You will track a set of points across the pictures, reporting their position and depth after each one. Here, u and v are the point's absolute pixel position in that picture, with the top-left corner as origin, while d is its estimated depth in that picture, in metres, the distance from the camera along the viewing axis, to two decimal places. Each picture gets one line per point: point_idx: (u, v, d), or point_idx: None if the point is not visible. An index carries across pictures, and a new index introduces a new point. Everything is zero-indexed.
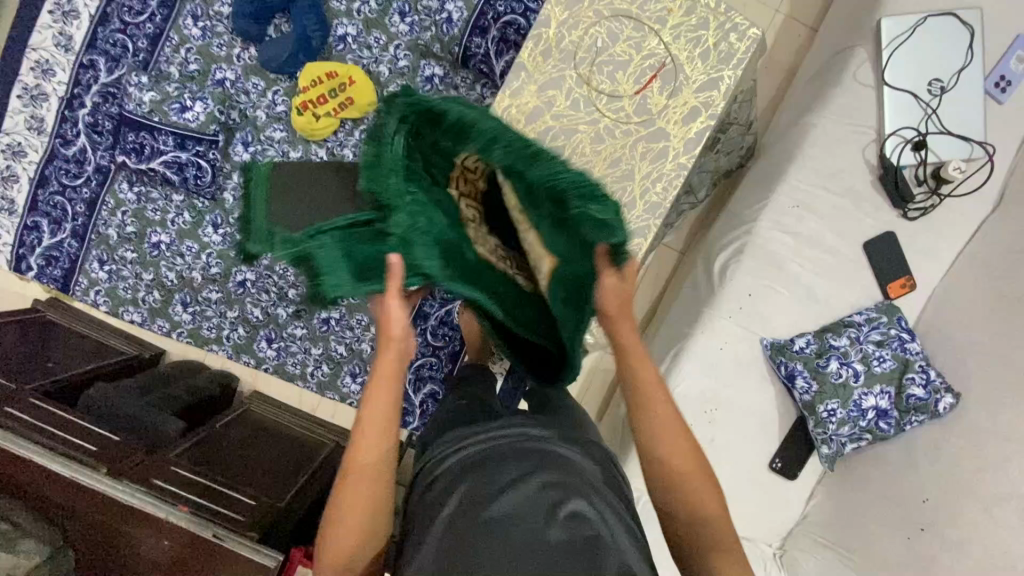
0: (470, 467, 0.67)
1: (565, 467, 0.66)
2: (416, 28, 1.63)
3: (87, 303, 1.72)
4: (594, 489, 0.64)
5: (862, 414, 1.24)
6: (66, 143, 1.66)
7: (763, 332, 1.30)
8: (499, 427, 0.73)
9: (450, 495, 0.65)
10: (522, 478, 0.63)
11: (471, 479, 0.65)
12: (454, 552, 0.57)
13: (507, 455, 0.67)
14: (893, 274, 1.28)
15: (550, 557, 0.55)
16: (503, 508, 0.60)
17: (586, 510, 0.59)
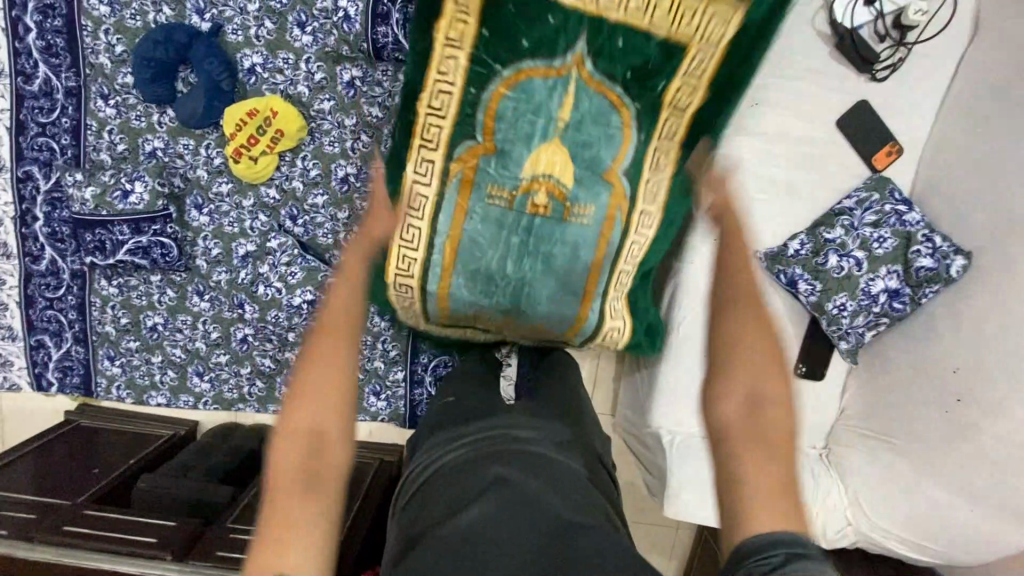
0: (457, 465, 0.85)
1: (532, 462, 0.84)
2: (320, 35, 1.54)
3: (112, 399, 1.78)
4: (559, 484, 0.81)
5: (874, 301, 1.16)
6: (35, 259, 1.67)
7: (751, 245, 1.23)
8: (484, 430, 0.91)
9: (436, 494, 0.80)
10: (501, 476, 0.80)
11: (458, 476, 0.82)
12: (440, 541, 0.70)
13: (487, 453, 0.85)
14: (876, 146, 1.19)
15: (525, 537, 0.70)
16: (481, 502, 0.75)
17: (552, 497, 0.77)
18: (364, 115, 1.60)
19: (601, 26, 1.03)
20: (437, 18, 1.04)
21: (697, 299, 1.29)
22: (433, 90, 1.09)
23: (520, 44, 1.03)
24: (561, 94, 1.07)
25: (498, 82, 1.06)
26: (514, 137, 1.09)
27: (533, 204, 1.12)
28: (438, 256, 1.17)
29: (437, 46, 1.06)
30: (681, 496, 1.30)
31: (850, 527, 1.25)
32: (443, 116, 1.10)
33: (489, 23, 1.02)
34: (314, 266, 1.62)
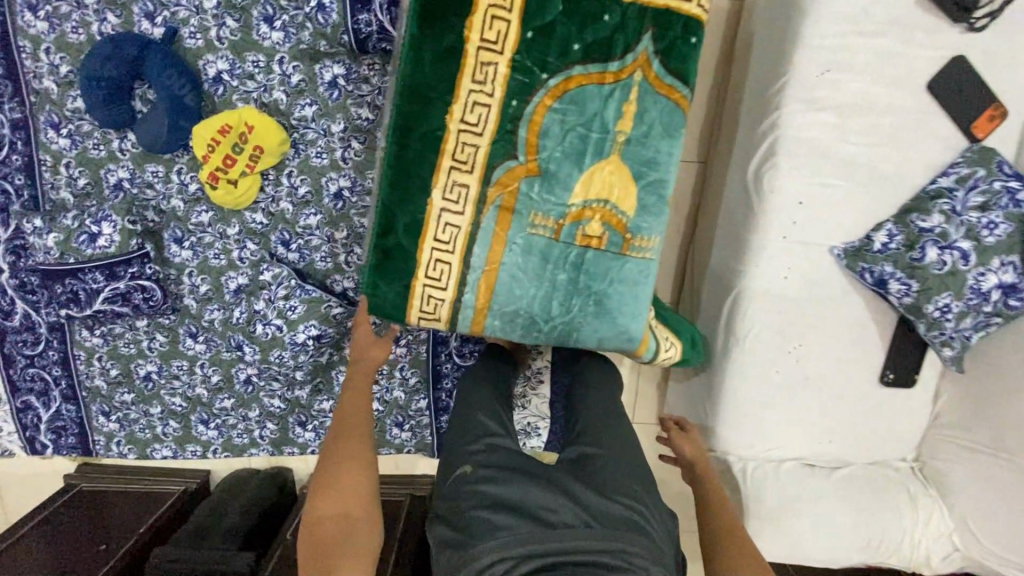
0: None
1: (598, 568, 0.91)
2: (292, 31, 1.32)
3: (114, 457, 1.63)
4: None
5: (984, 299, 0.97)
6: (6, 315, 1.49)
7: (830, 240, 1.05)
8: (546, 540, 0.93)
9: None
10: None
11: None
12: None
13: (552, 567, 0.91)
14: (978, 108, 0.98)
15: None
16: None
17: None
18: (353, 119, 1.39)
19: (660, 23, 0.97)
20: (472, 14, 0.95)
21: (768, 302, 1.09)
22: (465, 103, 0.99)
23: (570, 49, 0.97)
24: (618, 103, 1.00)
25: (543, 93, 0.99)
26: (562, 155, 1.01)
27: (584, 233, 1.03)
28: (471, 293, 1.04)
29: (472, 51, 0.96)
30: (761, 535, 1.12)
31: (957, 551, 1.10)
32: (479, 132, 0.99)
33: (534, 25, 0.96)
34: (316, 297, 1.42)
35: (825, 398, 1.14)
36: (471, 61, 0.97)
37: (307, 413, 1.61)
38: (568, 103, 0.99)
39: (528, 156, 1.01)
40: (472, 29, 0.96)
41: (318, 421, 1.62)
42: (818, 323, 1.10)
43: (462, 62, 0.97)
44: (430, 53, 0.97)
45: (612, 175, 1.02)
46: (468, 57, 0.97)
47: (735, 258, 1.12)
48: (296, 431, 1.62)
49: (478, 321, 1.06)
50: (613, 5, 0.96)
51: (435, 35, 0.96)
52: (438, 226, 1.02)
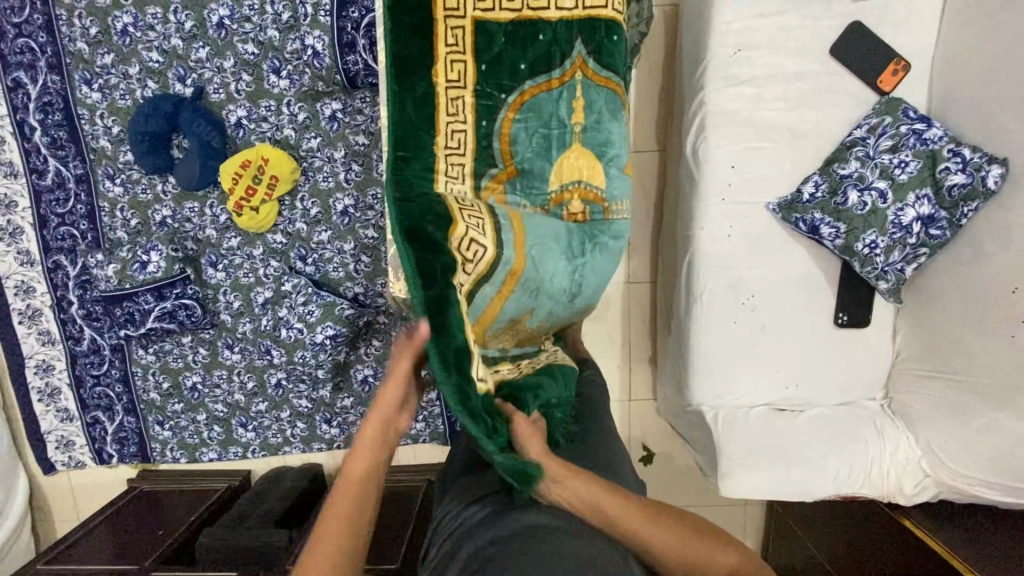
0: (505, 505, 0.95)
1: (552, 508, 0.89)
2: (296, 77, 1.56)
3: (169, 461, 1.84)
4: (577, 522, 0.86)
5: (906, 232, 1.07)
6: (77, 341, 1.76)
7: (765, 198, 1.17)
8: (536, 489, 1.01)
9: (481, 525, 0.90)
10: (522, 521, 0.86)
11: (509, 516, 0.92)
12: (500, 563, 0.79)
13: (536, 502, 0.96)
14: (879, 66, 1.10)
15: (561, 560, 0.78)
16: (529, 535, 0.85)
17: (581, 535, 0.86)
18: (351, 144, 1.61)
19: (587, 27, 1.11)
20: (433, 61, 1.07)
21: (718, 261, 1.21)
22: (446, 131, 1.09)
23: (519, 67, 1.10)
24: (569, 101, 1.12)
25: (506, 109, 1.11)
26: (533, 155, 1.12)
27: (570, 213, 1.13)
28: (508, 237, 0.99)
29: (440, 89, 1.09)
30: (735, 473, 1.18)
31: (929, 478, 1.14)
32: (462, 152, 1.10)
33: (485, 57, 1.09)
34: (330, 301, 1.62)
35: (787, 346, 1.23)
36: (442, 99, 1.09)
37: (332, 411, 1.79)
38: (528, 110, 1.12)
39: (505, 162, 1.12)
40: (438, 73, 1.08)
41: (342, 417, 1.79)
42: (765, 278, 1.21)
43: (434, 101, 1.08)
44: (410, 99, 1.06)
45: (580, 160, 1.13)
46: (439, 93, 1.09)
47: (686, 225, 1.24)
48: (323, 428, 1.80)
49: (515, 273, 0.97)
50: (544, 25, 1.09)
51: (403, 80, 1.06)
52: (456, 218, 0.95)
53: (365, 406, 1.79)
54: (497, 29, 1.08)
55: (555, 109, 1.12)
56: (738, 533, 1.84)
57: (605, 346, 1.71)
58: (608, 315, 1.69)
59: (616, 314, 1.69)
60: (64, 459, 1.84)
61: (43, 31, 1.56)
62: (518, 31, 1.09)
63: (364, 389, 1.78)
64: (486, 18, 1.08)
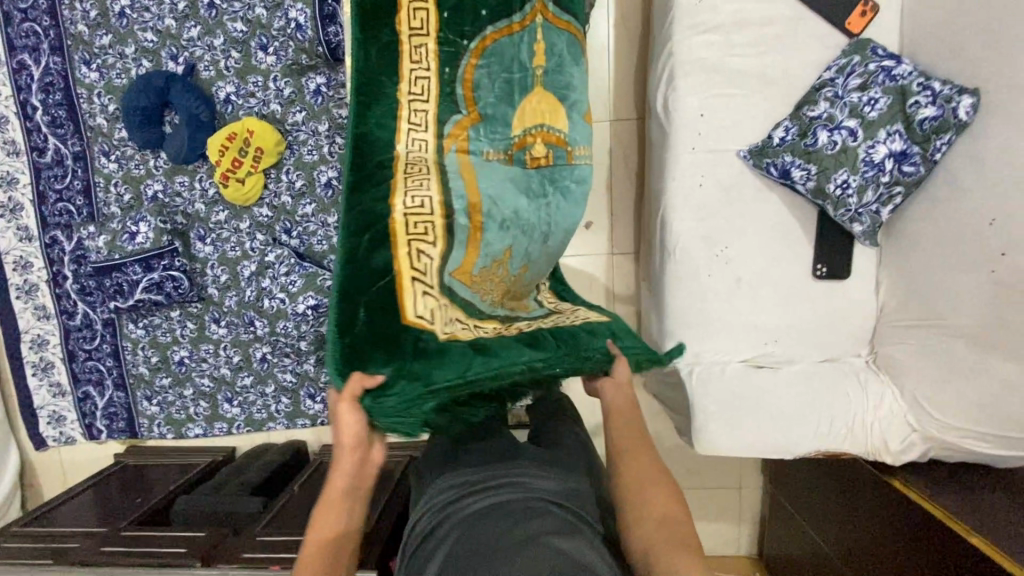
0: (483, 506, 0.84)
1: (543, 508, 0.81)
2: (282, 53, 1.61)
3: (156, 437, 1.86)
4: (576, 532, 0.77)
5: (879, 171, 1.04)
6: (70, 316, 1.80)
7: (735, 145, 1.15)
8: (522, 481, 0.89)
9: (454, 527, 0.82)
10: (515, 540, 0.74)
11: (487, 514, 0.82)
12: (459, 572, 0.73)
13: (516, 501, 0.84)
14: (846, 8, 1.08)
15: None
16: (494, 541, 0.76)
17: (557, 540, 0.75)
18: (335, 118, 1.65)
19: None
20: (397, 11, 1.12)
21: (689, 212, 1.19)
22: (409, 79, 1.12)
23: (480, 13, 1.14)
24: (530, 46, 1.16)
25: (468, 55, 1.13)
26: (496, 100, 1.14)
27: (533, 156, 1.14)
28: (458, 185, 1.07)
29: (404, 37, 1.13)
30: (708, 428, 1.16)
31: (916, 433, 1.09)
32: (425, 99, 1.12)
33: (448, 4, 1.13)
34: (312, 271, 1.64)
35: (765, 296, 1.19)
36: (406, 46, 1.13)
37: (316, 386, 1.78)
38: (491, 56, 1.14)
39: (467, 108, 1.13)
40: (400, 21, 1.13)
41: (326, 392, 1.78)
42: (740, 229, 1.18)
43: (398, 48, 1.13)
44: (374, 49, 1.13)
45: (543, 101, 1.16)
46: (404, 41, 1.13)
47: (659, 177, 1.22)
48: (307, 403, 1.80)
49: (475, 208, 1.06)
50: None
51: (371, 34, 1.13)
52: (407, 168, 1.07)
53: None
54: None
55: (515, 55, 1.15)
56: (732, 517, 1.77)
57: None
58: (591, 288, 1.66)
59: (599, 286, 1.66)
60: (54, 435, 1.86)
61: (46, 15, 1.64)
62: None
63: None
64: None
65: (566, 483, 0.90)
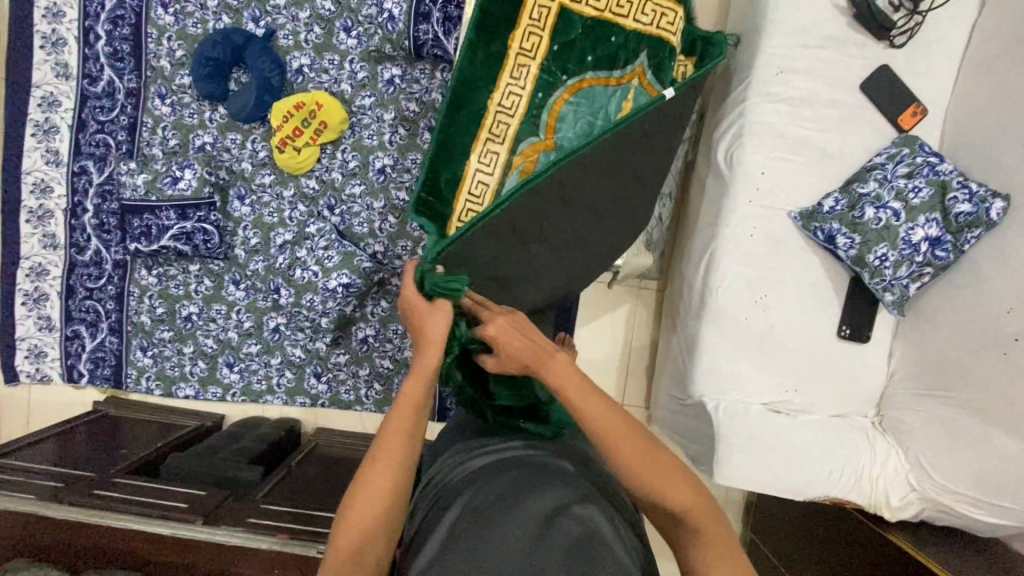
0: (487, 471, 0.91)
1: (551, 477, 0.86)
2: (364, 38, 1.66)
3: (141, 392, 1.76)
4: (586, 490, 0.85)
5: (915, 250, 1.17)
6: (81, 250, 1.73)
7: (789, 205, 1.26)
8: (513, 445, 0.99)
9: (455, 498, 0.87)
10: (529, 493, 0.81)
11: (489, 478, 0.88)
12: (459, 534, 0.77)
13: (522, 465, 0.90)
14: (901, 105, 1.23)
15: (527, 544, 0.73)
16: (499, 509, 0.79)
17: (575, 506, 0.79)
18: (402, 109, 1.68)
19: (655, 44, 1.20)
20: (514, 27, 1.16)
21: (738, 256, 1.27)
22: (503, 91, 1.17)
23: (585, 58, 1.20)
24: (619, 101, 1.21)
25: (563, 89, 1.21)
26: (574, 136, 1.20)
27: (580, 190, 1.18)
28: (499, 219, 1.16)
29: (512, 52, 1.17)
30: (731, 460, 1.23)
31: (914, 493, 1.19)
32: (511, 113, 1.18)
33: (561, 39, 1.19)
34: (350, 250, 1.62)
35: (794, 349, 1.27)
36: (511, 61, 1.17)
37: (323, 365, 1.73)
38: (581, 98, 1.21)
39: (543, 135, 1.20)
40: (514, 38, 1.16)
41: (332, 374, 1.74)
42: (780, 280, 1.27)
43: (503, 62, 1.17)
44: (482, 53, 1.14)
45: None
46: (509, 59, 1.17)
47: (713, 223, 1.32)
48: (311, 382, 1.74)
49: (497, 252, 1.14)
50: (619, 30, 1.19)
51: (478, 41, 1.13)
52: (469, 180, 1.14)
53: (359, 366, 1.73)
54: (579, 20, 1.18)
55: (601, 104, 1.21)
56: None
57: (604, 346, 1.71)
58: (613, 315, 1.70)
59: (621, 316, 1.70)
60: (30, 371, 1.75)
61: None
62: (597, 25, 1.19)
63: (362, 349, 1.73)
64: (572, 6, 1.17)
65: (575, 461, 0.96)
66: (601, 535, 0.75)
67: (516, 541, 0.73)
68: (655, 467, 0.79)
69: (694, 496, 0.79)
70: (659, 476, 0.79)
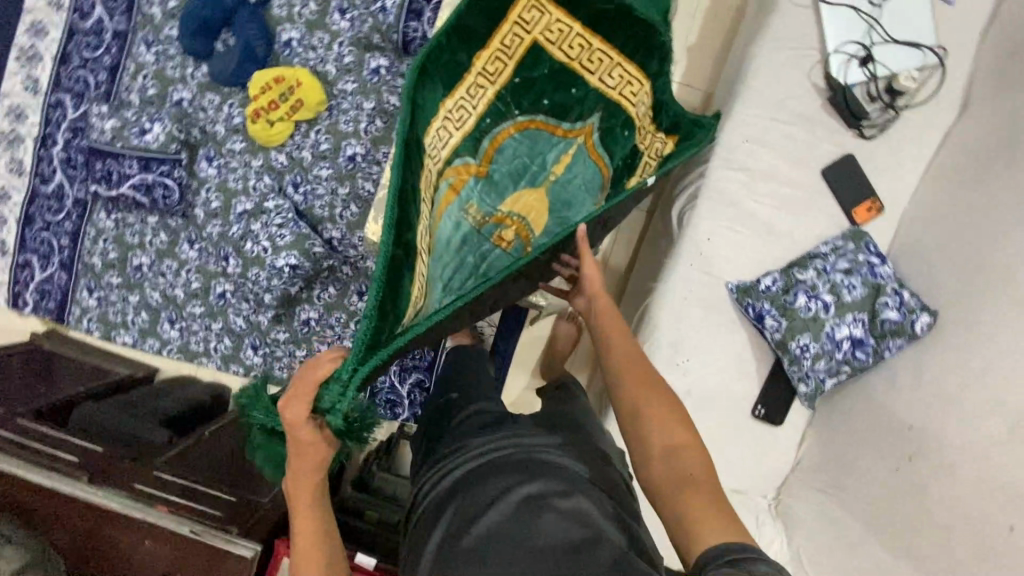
0: (467, 472, 0.89)
1: (543, 475, 0.85)
2: (357, 23, 1.64)
3: (82, 331, 1.78)
4: (572, 478, 0.85)
5: (836, 347, 1.16)
6: (45, 181, 1.73)
7: (727, 276, 1.25)
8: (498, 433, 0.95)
9: (447, 502, 0.86)
10: (508, 488, 0.83)
11: (474, 480, 0.86)
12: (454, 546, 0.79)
13: (505, 464, 0.88)
14: (858, 198, 1.21)
15: (528, 560, 0.74)
16: (491, 520, 0.79)
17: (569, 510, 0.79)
18: (383, 101, 1.66)
19: (612, 107, 1.19)
20: (487, 42, 1.05)
21: (668, 317, 1.26)
22: (454, 104, 1.06)
23: (541, 100, 1.17)
24: (559, 153, 1.21)
25: (510, 123, 1.18)
26: (506, 173, 1.19)
27: (500, 235, 1.16)
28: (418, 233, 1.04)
29: (475, 69, 1.06)
30: None
31: None
32: (454, 130, 1.08)
33: (524, 73, 1.13)
34: (304, 232, 1.62)
35: (705, 421, 1.26)
36: (470, 77, 1.07)
37: (262, 339, 1.74)
38: (524, 136, 1.19)
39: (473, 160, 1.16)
40: (480, 57, 1.06)
41: (269, 349, 1.75)
42: (703, 348, 1.26)
43: (462, 75, 1.05)
44: (448, 56, 1.00)
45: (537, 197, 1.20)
46: (468, 75, 1.06)
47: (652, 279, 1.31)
48: (247, 352, 1.75)
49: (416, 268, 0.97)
50: (583, 83, 1.17)
51: (445, 47, 0.99)
52: None
53: (297, 346, 1.74)
54: (547, 61, 1.13)
55: (541, 150, 1.21)
56: None
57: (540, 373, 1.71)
58: None
59: None
60: None
61: None
62: (563, 72, 1.15)
63: (303, 330, 1.74)
64: (545, 46, 1.11)
65: (555, 434, 0.94)
66: (601, 533, 0.77)
67: (516, 557, 0.75)
68: (661, 408, 0.85)
69: (691, 446, 0.82)
70: (664, 419, 0.84)
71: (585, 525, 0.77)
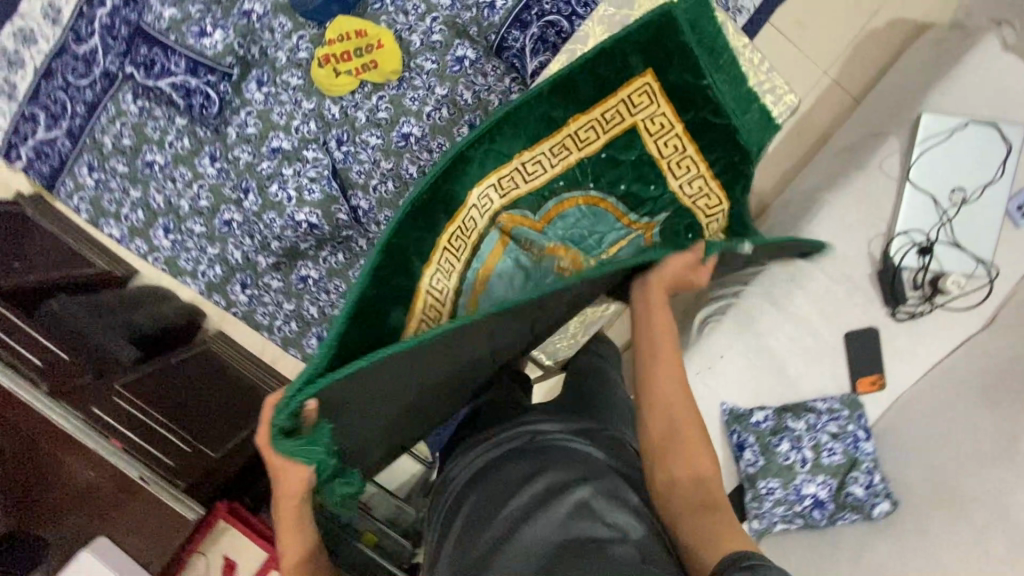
0: (499, 458, 0.87)
1: (569, 462, 0.82)
2: (458, 6, 1.58)
3: (69, 207, 1.69)
4: (599, 470, 0.82)
5: (799, 500, 1.22)
6: (77, 39, 1.59)
7: (726, 397, 1.29)
8: (526, 420, 0.93)
9: (473, 487, 0.84)
10: (533, 474, 0.80)
11: (507, 465, 0.84)
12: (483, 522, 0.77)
13: (533, 452, 0.85)
14: (868, 370, 1.25)
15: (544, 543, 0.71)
16: (519, 502, 0.77)
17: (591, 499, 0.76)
18: (456, 92, 1.58)
19: (682, 215, 1.15)
20: (591, 108, 1.06)
21: None
22: (534, 156, 1.07)
23: (617, 184, 1.15)
24: (618, 238, 1.18)
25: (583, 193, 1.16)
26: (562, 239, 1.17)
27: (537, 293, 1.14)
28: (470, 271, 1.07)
29: (569, 129, 1.07)
30: None
31: None
32: (526, 180, 1.09)
33: (614, 150, 1.12)
34: (334, 194, 1.57)
35: None
36: (560, 135, 1.07)
37: (253, 279, 1.68)
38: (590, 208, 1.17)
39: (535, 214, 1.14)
40: (577, 120, 1.06)
41: (258, 291, 1.69)
42: None
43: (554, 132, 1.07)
44: (544, 108, 1.02)
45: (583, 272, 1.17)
46: (559, 132, 1.07)
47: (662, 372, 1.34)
48: (234, 287, 1.70)
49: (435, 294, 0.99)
50: (662, 182, 1.14)
51: (546, 98, 1.01)
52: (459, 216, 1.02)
53: (286, 298, 1.69)
54: (638, 148, 1.12)
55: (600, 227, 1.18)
56: None
57: None
58: None
59: None
60: None
61: None
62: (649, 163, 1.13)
63: (297, 285, 1.68)
64: (641, 132, 1.11)
65: (574, 423, 0.92)
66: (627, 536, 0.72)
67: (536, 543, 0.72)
68: (680, 401, 0.86)
69: (706, 454, 0.84)
70: (686, 413, 0.86)
71: (604, 512, 0.74)
